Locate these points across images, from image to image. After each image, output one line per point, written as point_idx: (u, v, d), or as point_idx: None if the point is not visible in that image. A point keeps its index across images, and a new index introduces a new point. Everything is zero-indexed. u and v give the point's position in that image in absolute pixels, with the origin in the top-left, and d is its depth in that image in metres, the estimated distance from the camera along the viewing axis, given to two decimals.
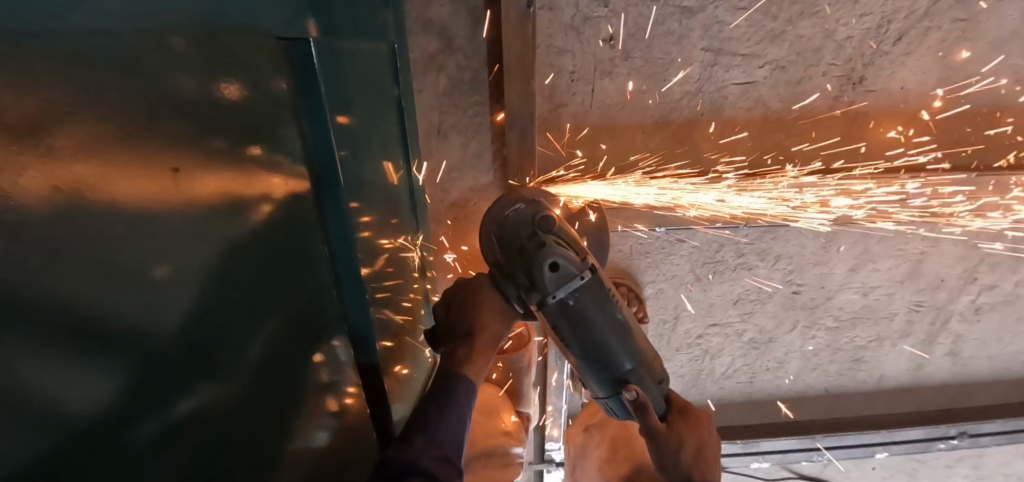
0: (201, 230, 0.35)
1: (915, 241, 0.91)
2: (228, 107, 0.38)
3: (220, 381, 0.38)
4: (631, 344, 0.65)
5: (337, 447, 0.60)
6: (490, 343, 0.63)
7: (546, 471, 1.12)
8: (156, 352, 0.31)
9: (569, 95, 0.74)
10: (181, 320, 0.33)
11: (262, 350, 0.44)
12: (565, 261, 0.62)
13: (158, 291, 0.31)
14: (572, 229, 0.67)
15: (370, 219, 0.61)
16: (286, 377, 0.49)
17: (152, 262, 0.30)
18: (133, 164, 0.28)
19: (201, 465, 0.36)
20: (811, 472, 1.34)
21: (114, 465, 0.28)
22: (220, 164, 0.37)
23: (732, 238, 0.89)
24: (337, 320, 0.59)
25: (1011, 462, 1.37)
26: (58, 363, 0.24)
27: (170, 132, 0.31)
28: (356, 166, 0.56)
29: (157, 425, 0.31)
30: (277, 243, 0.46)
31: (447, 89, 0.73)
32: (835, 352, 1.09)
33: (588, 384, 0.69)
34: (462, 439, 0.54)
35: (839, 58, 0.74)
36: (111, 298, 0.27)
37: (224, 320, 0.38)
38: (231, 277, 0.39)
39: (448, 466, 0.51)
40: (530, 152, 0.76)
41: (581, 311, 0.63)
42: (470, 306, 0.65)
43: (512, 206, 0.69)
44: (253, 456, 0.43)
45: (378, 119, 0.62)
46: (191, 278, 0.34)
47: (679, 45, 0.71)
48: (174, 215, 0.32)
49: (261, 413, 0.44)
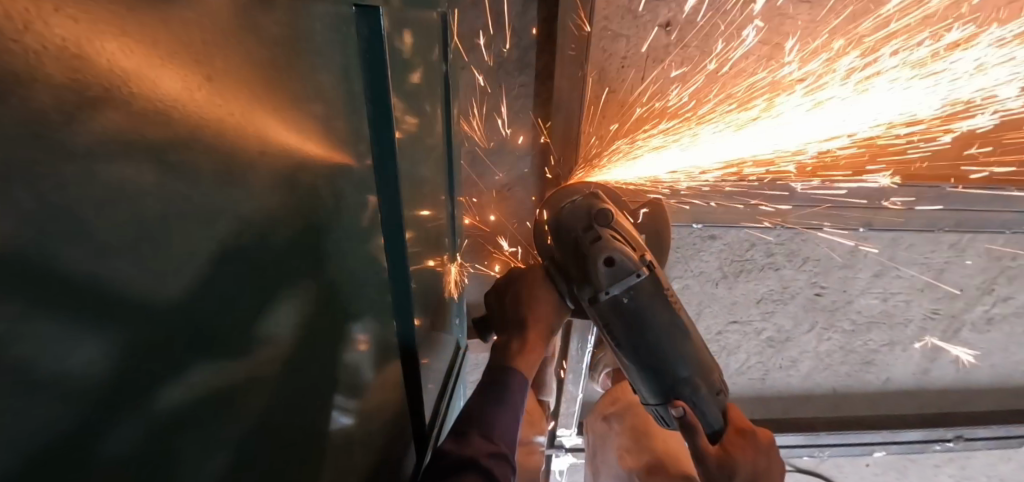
0: (247, 189, 0.31)
1: (941, 249, 0.92)
2: (286, 66, 0.34)
3: (244, 353, 0.33)
4: (689, 354, 0.70)
5: (364, 430, 0.57)
6: (541, 336, 0.72)
7: (555, 455, 1.14)
8: (183, 313, 0.26)
9: (619, 81, 0.71)
10: (212, 282, 0.29)
11: (292, 324, 0.40)
12: (620, 257, 0.67)
13: (197, 263, 0.27)
14: (627, 224, 0.70)
15: (414, 202, 0.58)
16: (310, 353, 0.44)
17: (193, 235, 0.26)
18: (181, 128, 0.24)
19: (217, 443, 0.32)
20: (806, 466, 1.37)
21: (126, 442, 0.23)
22: (272, 129, 0.33)
23: (763, 237, 0.88)
24: (374, 299, 0.56)
25: (995, 465, 1.40)
26: (93, 345, 0.20)
27: (220, 72, 0.27)
28: (408, 143, 0.53)
29: (177, 397, 0.27)
30: (318, 211, 0.41)
31: (491, 68, 0.70)
32: (848, 354, 1.09)
33: (639, 389, 0.73)
34: (511, 436, 0.62)
35: (894, 62, 0.72)
36: (151, 278, 0.23)
37: (261, 294, 0.35)
38: (267, 244, 0.35)
39: (505, 462, 0.58)
40: (574, 140, 0.74)
41: (635, 312, 0.68)
42: (524, 301, 0.73)
43: (568, 198, 0.72)
44: (270, 439, 0.39)
45: (427, 96, 0.59)
46: (226, 238, 0.30)
47: (736, 37, 0.69)
48: (222, 168, 0.28)
49: (282, 390, 0.40)
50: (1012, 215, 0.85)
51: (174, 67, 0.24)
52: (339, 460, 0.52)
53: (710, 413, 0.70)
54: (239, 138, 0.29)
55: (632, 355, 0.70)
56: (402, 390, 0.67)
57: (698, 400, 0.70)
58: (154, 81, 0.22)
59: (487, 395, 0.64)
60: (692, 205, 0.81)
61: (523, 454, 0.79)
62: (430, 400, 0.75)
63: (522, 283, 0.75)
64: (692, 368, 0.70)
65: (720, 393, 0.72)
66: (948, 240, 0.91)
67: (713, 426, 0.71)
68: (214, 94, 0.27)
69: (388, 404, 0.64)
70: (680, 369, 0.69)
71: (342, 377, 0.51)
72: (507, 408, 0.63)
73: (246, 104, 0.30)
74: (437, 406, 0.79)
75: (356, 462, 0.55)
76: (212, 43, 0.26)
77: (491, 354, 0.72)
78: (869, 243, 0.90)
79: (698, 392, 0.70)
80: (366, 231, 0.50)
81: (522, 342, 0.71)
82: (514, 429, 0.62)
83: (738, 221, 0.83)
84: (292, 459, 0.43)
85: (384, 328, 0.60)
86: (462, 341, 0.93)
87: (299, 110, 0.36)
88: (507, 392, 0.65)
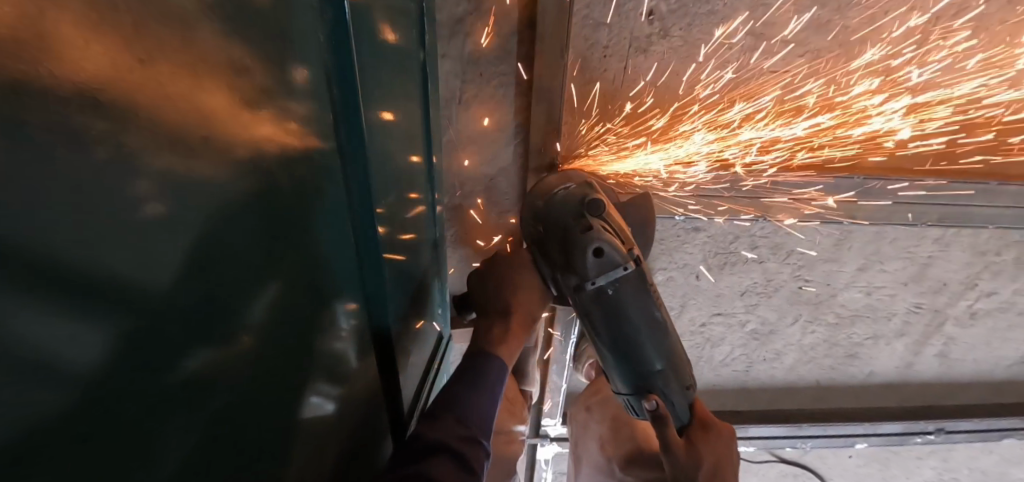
0: (217, 182, 0.31)
1: (926, 244, 0.92)
2: (253, 58, 0.33)
3: (221, 345, 0.34)
4: (664, 348, 0.71)
5: (342, 418, 0.58)
6: (522, 324, 0.73)
7: (540, 444, 1.15)
8: (159, 306, 0.27)
9: (601, 71, 0.71)
10: (188, 277, 0.29)
11: (269, 316, 0.40)
12: (609, 248, 0.66)
13: (178, 258, 0.28)
14: (617, 216, 0.70)
15: (390, 191, 0.57)
16: (289, 343, 0.45)
17: (172, 231, 0.27)
18: (109, 117, 0.22)
19: (196, 431, 0.33)
20: (791, 456, 1.38)
21: (103, 428, 0.24)
22: (244, 122, 0.33)
23: (747, 230, 0.87)
24: (353, 289, 0.56)
25: (977, 457, 1.42)
26: (79, 331, 0.22)
27: (189, 66, 0.27)
28: (381, 131, 0.52)
29: (155, 386, 0.28)
30: (292, 202, 0.41)
31: (471, 56, 0.69)
32: (831, 347, 1.10)
33: (613, 377, 0.75)
34: (488, 423, 0.62)
35: (881, 52, 0.71)
36: (133, 270, 0.25)
37: (243, 286, 0.36)
38: (241, 238, 0.35)
39: (478, 447, 0.59)
40: (556, 128, 0.73)
41: (620, 303, 0.68)
42: (507, 287, 0.73)
43: (561, 185, 0.72)
44: (249, 426, 0.40)
45: (404, 83, 0.58)
46: (201, 232, 0.30)
47: (720, 26, 0.67)
48: (194, 162, 0.29)
49: (261, 380, 0.41)
50: (996, 210, 0.85)
51: (93, 45, 0.21)
52: (320, 445, 0.53)
53: (679, 406, 0.72)
54: (182, 128, 0.27)
55: (609, 345, 0.71)
56: (379, 378, 0.67)
57: (668, 392, 0.71)
58: (75, 57, 0.20)
59: (461, 380, 0.63)
60: (674, 194, 0.81)
61: (502, 443, 0.80)
62: (408, 388, 0.76)
63: (507, 268, 0.74)
64: (666, 362, 0.71)
65: (690, 387, 0.73)
66: (933, 235, 0.91)
67: (681, 419, 0.72)
68: (178, 85, 0.27)
69: (365, 394, 0.64)
70: (654, 362, 0.70)
71: (325, 364, 0.52)
72: (486, 395, 0.63)
73: (197, 91, 0.28)
74: (417, 394, 0.80)
75: (335, 451, 0.56)
76: (180, 40, 0.27)
77: (472, 340, 0.71)
78: (854, 237, 0.90)
79: (669, 385, 0.71)
80: (342, 221, 0.50)
81: (503, 329, 0.71)
82: (490, 413, 0.63)
83: (721, 213, 0.83)
84: (272, 445, 0.44)
85: (365, 317, 0.60)
86: (445, 330, 0.93)
87: (269, 102, 0.36)
88: (485, 378, 0.65)
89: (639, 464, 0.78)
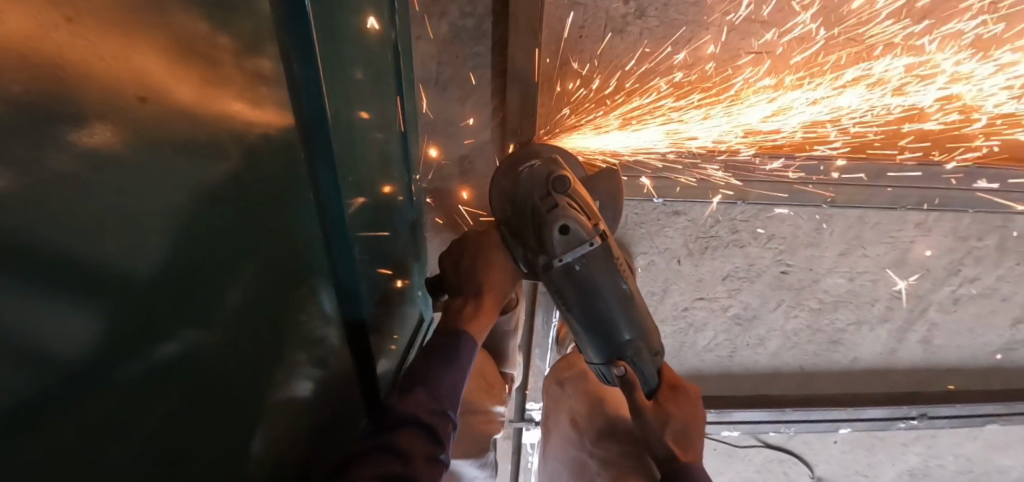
0: (184, 165, 0.32)
1: (907, 229, 0.92)
2: (210, 36, 0.34)
3: (204, 326, 0.36)
4: (633, 317, 0.72)
5: (317, 400, 0.58)
6: (495, 300, 0.73)
7: (525, 429, 1.16)
8: (136, 290, 0.28)
9: (577, 52, 0.70)
10: (164, 262, 0.31)
11: (249, 297, 0.42)
12: (575, 225, 0.67)
13: (145, 245, 0.29)
14: (584, 191, 0.70)
15: (361, 173, 0.58)
16: (272, 322, 0.46)
17: (135, 217, 0.28)
18: (47, 109, 0.22)
19: (183, 406, 0.34)
20: (776, 442, 1.39)
21: (90, 406, 0.26)
22: (200, 106, 0.33)
23: (728, 213, 0.88)
24: (327, 273, 0.57)
25: (961, 443, 1.43)
26: (46, 317, 0.23)
27: (137, 43, 0.27)
28: (348, 111, 0.52)
29: (138, 366, 0.29)
30: (267, 184, 0.42)
31: (447, 37, 0.69)
32: (814, 332, 1.10)
33: (584, 349, 0.75)
34: (459, 395, 0.63)
35: (859, 33, 0.71)
36: (90, 259, 0.25)
37: (222, 269, 0.37)
38: (216, 222, 0.36)
39: (445, 418, 0.60)
40: (532, 110, 0.73)
41: (587, 278, 0.69)
42: (480, 264, 0.73)
43: (526, 163, 0.71)
44: (236, 402, 0.42)
45: (372, 63, 0.58)
46: (173, 219, 0.31)
47: (697, 6, 0.67)
48: (157, 142, 0.29)
49: (246, 358, 0.43)
50: (975, 196, 0.85)
51: (16, 37, 0.20)
52: (294, 427, 0.54)
53: (649, 373, 0.72)
54: (132, 104, 0.27)
55: (578, 319, 0.71)
56: (356, 362, 0.67)
57: (639, 360, 0.72)
58: None
59: (432, 353, 0.64)
60: (652, 175, 0.80)
61: (477, 422, 0.80)
62: (388, 370, 0.76)
63: (477, 248, 0.74)
64: (635, 332, 0.72)
65: (658, 354, 0.74)
66: (915, 220, 0.91)
67: (651, 385, 0.74)
68: (128, 58, 0.27)
69: (340, 374, 0.64)
70: (623, 333, 0.71)
71: (304, 348, 0.53)
72: (459, 370, 0.64)
73: (142, 62, 0.28)
74: (396, 377, 0.80)
75: (308, 428, 0.57)
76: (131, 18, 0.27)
77: (444, 315, 0.72)
78: (835, 221, 0.91)
79: (640, 354, 0.72)
80: (311, 204, 0.50)
81: (477, 304, 0.71)
82: (460, 387, 0.63)
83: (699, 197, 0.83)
84: (259, 420, 0.46)
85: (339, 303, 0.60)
86: (426, 314, 0.94)
87: (229, 83, 0.36)
88: (455, 352, 0.65)
89: (609, 437, 0.78)
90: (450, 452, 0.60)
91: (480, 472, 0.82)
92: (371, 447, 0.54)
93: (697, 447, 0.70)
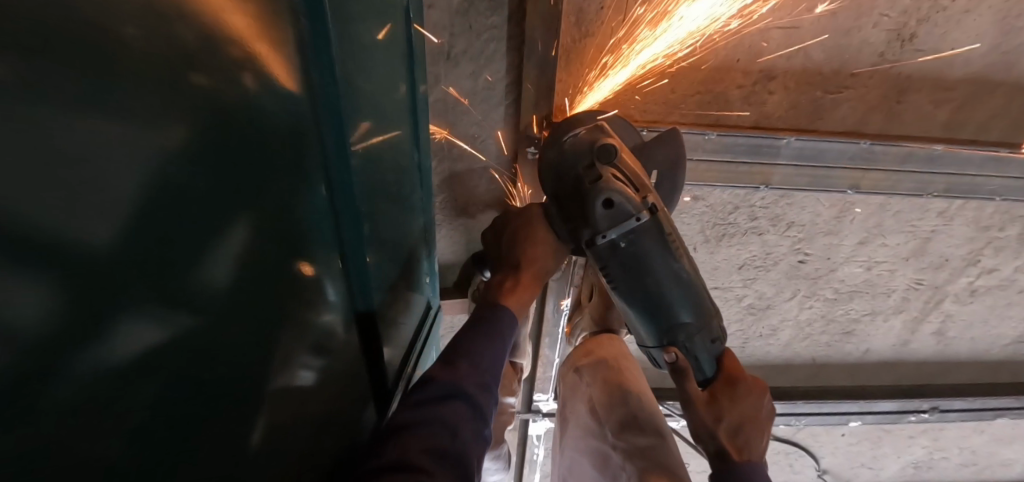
0: (178, 114, 0.27)
1: (929, 217, 0.89)
2: None
3: (189, 307, 0.30)
4: (692, 300, 0.70)
5: (322, 388, 0.55)
6: (535, 277, 0.71)
7: (531, 420, 1.14)
8: (108, 264, 0.23)
9: (596, 24, 0.68)
10: (146, 229, 0.25)
11: (240, 273, 0.36)
12: (620, 199, 0.65)
13: (132, 211, 0.24)
14: (632, 160, 0.67)
15: (369, 146, 0.53)
16: (265, 303, 0.41)
17: (124, 181, 0.23)
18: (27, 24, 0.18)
19: (167, 402, 0.29)
20: (783, 434, 1.37)
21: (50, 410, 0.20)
22: (198, 56, 0.28)
23: (747, 199, 0.85)
24: (331, 252, 0.52)
25: (967, 436, 1.42)
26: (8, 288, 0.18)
27: None
28: (358, 76, 0.48)
29: (108, 357, 0.23)
30: (269, 147, 0.37)
31: (460, 7, 0.65)
32: (828, 323, 1.08)
33: (637, 331, 0.75)
34: (500, 368, 0.60)
35: (894, 10, 0.67)
36: (67, 227, 0.20)
37: (213, 240, 0.31)
38: (206, 184, 0.30)
39: (488, 392, 0.57)
40: (547, 84, 0.70)
41: (637, 254, 0.67)
42: (522, 239, 0.71)
43: (571, 132, 0.69)
44: (224, 394, 0.36)
45: (381, 23, 0.53)
46: (161, 177, 0.26)
47: None
48: (151, 82, 0.24)
49: (236, 344, 0.37)
50: (1001, 182, 0.82)
51: None
52: (298, 416, 0.50)
53: (704, 361, 0.72)
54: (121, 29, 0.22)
55: (628, 297, 0.70)
56: (361, 347, 0.64)
57: (692, 347, 0.71)
58: None
59: (477, 323, 0.63)
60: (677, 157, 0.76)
61: None
62: (394, 358, 0.73)
63: (521, 222, 0.72)
64: (692, 315, 0.71)
65: (717, 340, 0.73)
66: (938, 208, 0.88)
67: (707, 374, 0.73)
68: None
69: (349, 358, 0.61)
70: (679, 315, 0.70)
71: (311, 337, 0.51)
72: (500, 343, 0.61)
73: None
74: (402, 367, 0.77)
75: (311, 420, 0.53)
76: None
77: (485, 292, 0.70)
78: (856, 210, 0.88)
79: (693, 339, 0.71)
80: (315, 175, 0.45)
81: (512, 280, 0.70)
82: (501, 362, 0.60)
83: (719, 181, 0.80)
84: (250, 412, 0.41)
85: (341, 285, 0.56)
86: (433, 303, 0.91)
87: (236, 29, 0.32)
88: (496, 326, 0.63)
89: (632, 429, 0.74)
90: (490, 431, 0.56)
91: (492, 464, 0.81)
92: (417, 415, 0.50)
93: (758, 445, 0.66)
